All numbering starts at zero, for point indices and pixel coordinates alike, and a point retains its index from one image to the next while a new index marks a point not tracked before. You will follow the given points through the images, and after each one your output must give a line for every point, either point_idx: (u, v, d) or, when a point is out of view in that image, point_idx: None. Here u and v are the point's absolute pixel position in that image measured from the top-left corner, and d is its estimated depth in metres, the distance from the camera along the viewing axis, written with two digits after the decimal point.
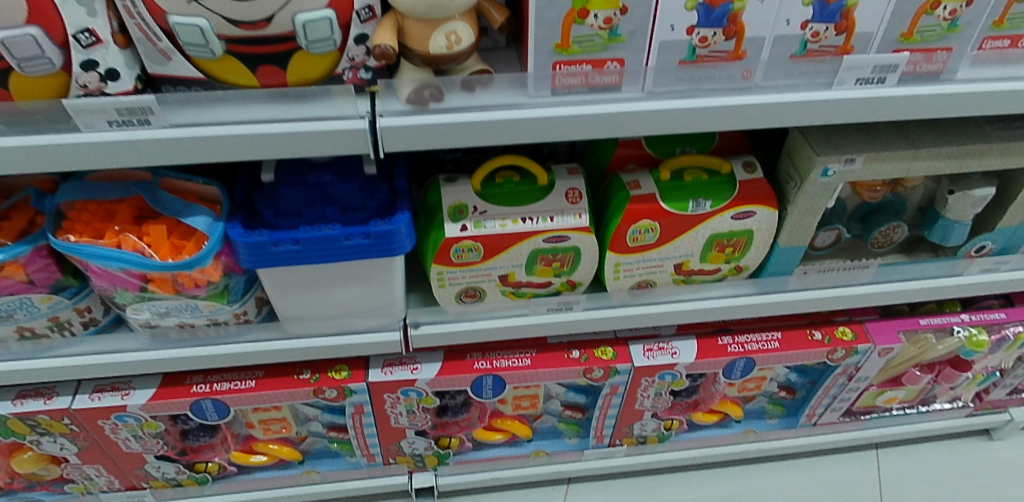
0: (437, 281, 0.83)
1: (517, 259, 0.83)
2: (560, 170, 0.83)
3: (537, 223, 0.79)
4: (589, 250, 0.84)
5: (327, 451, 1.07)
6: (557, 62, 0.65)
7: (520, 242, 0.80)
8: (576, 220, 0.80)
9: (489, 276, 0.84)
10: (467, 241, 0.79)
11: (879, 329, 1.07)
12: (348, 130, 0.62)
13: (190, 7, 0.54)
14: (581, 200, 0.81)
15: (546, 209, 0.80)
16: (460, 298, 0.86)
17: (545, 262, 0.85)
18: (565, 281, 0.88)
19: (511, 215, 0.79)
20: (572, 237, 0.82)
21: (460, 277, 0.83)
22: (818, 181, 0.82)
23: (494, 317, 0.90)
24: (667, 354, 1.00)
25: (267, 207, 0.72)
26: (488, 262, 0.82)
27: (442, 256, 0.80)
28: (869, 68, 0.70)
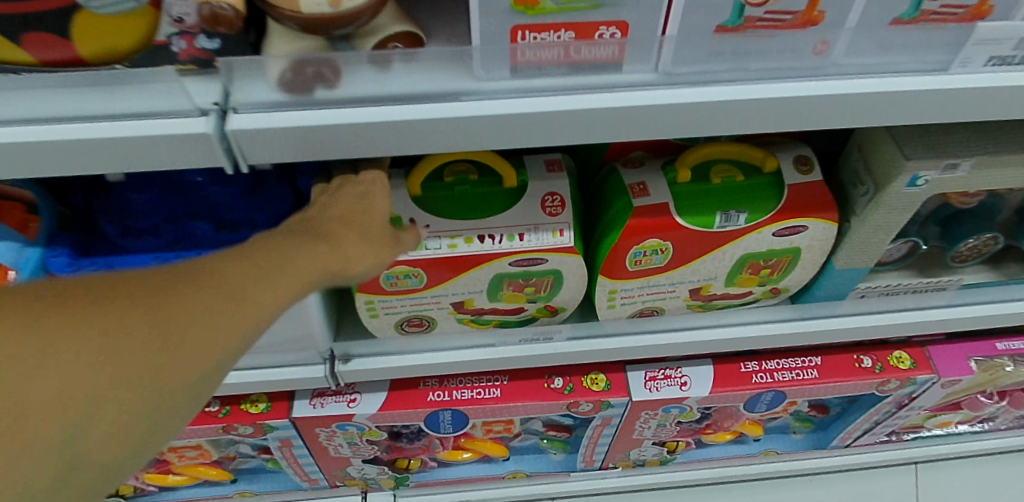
0: (366, 311, 0.62)
1: (475, 285, 0.61)
2: (537, 164, 0.60)
3: (500, 244, 0.57)
4: (575, 274, 0.62)
5: (262, 470, 0.90)
6: (516, 27, 0.41)
7: (478, 266, 0.58)
8: (556, 239, 0.58)
9: (440, 306, 0.63)
10: (403, 266, 0.57)
11: (946, 356, 0.85)
12: (183, 135, 0.40)
13: None
14: (564, 211, 0.58)
15: (513, 223, 0.57)
16: (403, 328, 0.65)
17: (515, 289, 0.63)
18: (543, 306, 0.67)
19: (463, 232, 0.57)
20: (550, 259, 0.59)
21: (399, 306, 0.62)
22: (901, 193, 0.58)
23: (448, 345, 0.69)
24: (674, 385, 0.80)
25: (110, 221, 0.51)
26: (435, 289, 0.60)
27: (368, 282, 0.58)
28: (1013, 43, 0.44)
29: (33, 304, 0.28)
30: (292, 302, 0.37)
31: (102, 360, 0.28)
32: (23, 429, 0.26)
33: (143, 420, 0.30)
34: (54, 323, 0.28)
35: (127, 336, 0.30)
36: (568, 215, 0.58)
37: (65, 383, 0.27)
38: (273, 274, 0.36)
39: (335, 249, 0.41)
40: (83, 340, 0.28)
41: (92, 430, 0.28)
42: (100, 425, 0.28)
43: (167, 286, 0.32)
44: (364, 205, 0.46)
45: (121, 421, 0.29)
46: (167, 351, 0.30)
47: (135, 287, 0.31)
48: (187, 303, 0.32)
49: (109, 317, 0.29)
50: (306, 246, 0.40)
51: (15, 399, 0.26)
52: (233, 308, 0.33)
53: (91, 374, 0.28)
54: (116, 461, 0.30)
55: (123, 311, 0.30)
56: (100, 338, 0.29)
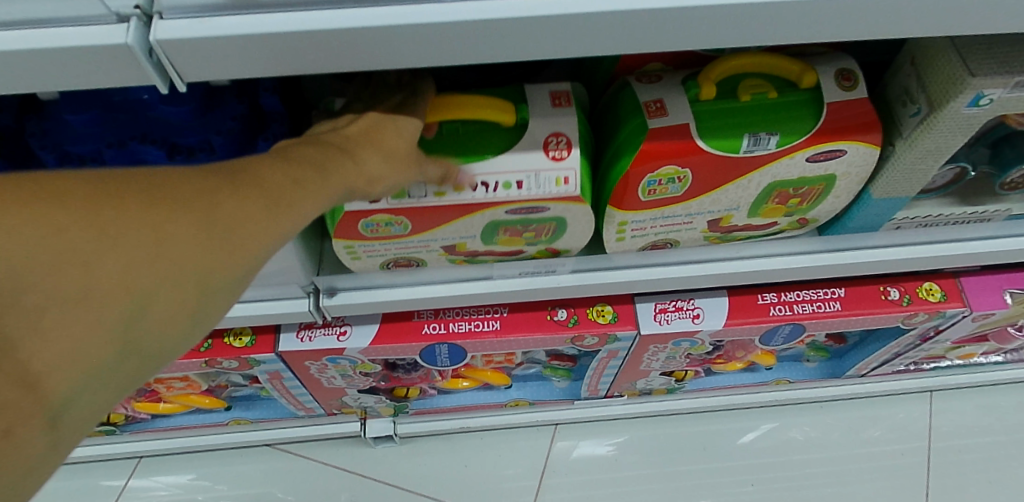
0: (349, 253, 0.56)
1: (467, 231, 0.55)
2: (541, 97, 0.51)
3: (495, 192, 0.50)
4: (580, 220, 0.55)
5: (256, 397, 0.88)
6: None
7: (470, 214, 0.52)
8: (560, 188, 0.50)
9: (430, 248, 0.57)
10: (384, 214, 0.51)
11: (980, 288, 0.79)
12: (99, 47, 0.33)
13: None
14: (568, 155, 0.49)
15: (510, 169, 0.49)
16: (390, 265, 0.60)
17: (513, 235, 0.57)
18: (544, 248, 0.61)
19: (449, 178, 0.49)
20: (554, 207, 0.53)
21: (386, 249, 0.56)
22: (960, 113, 0.50)
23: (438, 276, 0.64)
24: (685, 318, 0.75)
25: (45, 147, 0.45)
26: (423, 235, 0.54)
27: (347, 230, 0.53)
28: None
29: (91, 196, 0.30)
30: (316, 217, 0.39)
31: (157, 257, 0.31)
32: (96, 301, 0.29)
33: (180, 315, 0.32)
34: (110, 217, 0.30)
35: (173, 234, 0.31)
36: (574, 160, 0.49)
37: (127, 272, 0.30)
38: (304, 185, 0.38)
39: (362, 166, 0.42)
40: (138, 237, 0.30)
41: (142, 320, 0.30)
42: (151, 313, 0.31)
43: (206, 186, 0.34)
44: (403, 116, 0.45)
45: (169, 312, 0.31)
46: (208, 252, 0.32)
47: (178, 184, 0.33)
48: (226, 207, 0.33)
49: (161, 216, 0.31)
50: (338, 158, 0.41)
51: (77, 281, 0.28)
52: (268, 216, 0.35)
53: (139, 267, 0.30)
54: (164, 349, 0.33)
55: (170, 209, 0.32)
56: (161, 230, 0.31)
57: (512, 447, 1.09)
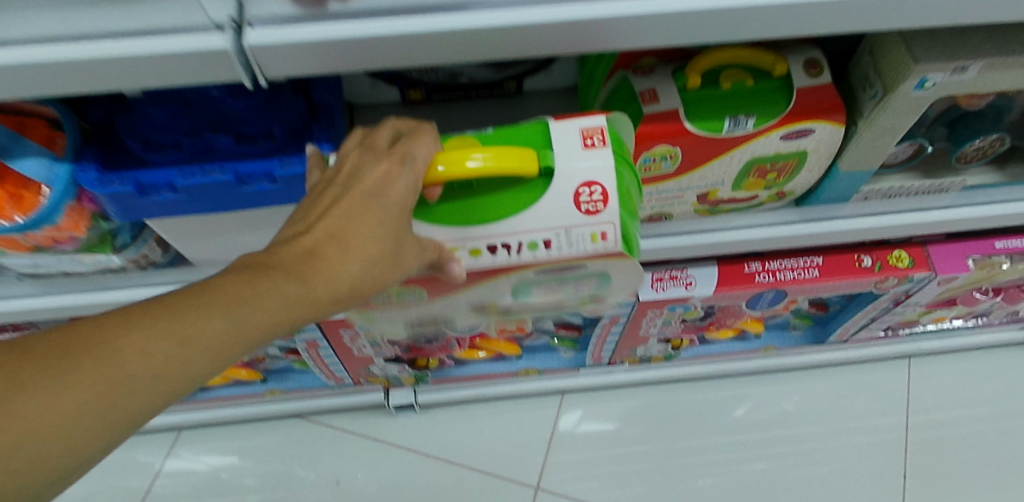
0: (368, 320, 0.71)
1: (499, 290, 0.60)
2: (570, 140, 0.50)
3: (520, 253, 0.52)
4: (628, 275, 0.59)
5: (289, 370, 0.97)
6: None
7: (494, 279, 0.57)
8: (597, 244, 0.51)
9: (456, 306, 0.66)
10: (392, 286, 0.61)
11: (944, 254, 0.86)
12: (202, 53, 0.41)
13: None
14: (604, 207, 0.50)
15: (538, 229, 0.51)
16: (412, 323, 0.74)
17: (549, 290, 0.63)
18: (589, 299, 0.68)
19: (478, 240, 0.51)
20: (592, 265, 0.55)
21: (403, 315, 0.69)
22: (909, 96, 0.58)
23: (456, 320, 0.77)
24: (679, 285, 0.84)
25: (132, 136, 0.53)
26: (454, 292, 0.61)
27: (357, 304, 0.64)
28: None
29: None
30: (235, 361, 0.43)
31: None
32: None
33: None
34: None
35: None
36: (609, 212, 0.50)
37: None
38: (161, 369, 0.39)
39: (277, 307, 0.42)
40: None
41: None
42: None
43: (81, 362, 0.38)
44: (368, 218, 0.44)
45: None
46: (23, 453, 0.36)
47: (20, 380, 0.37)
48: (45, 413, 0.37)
49: None
50: (233, 312, 0.41)
51: None
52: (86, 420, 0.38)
53: None
54: None
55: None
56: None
57: (522, 419, 1.17)
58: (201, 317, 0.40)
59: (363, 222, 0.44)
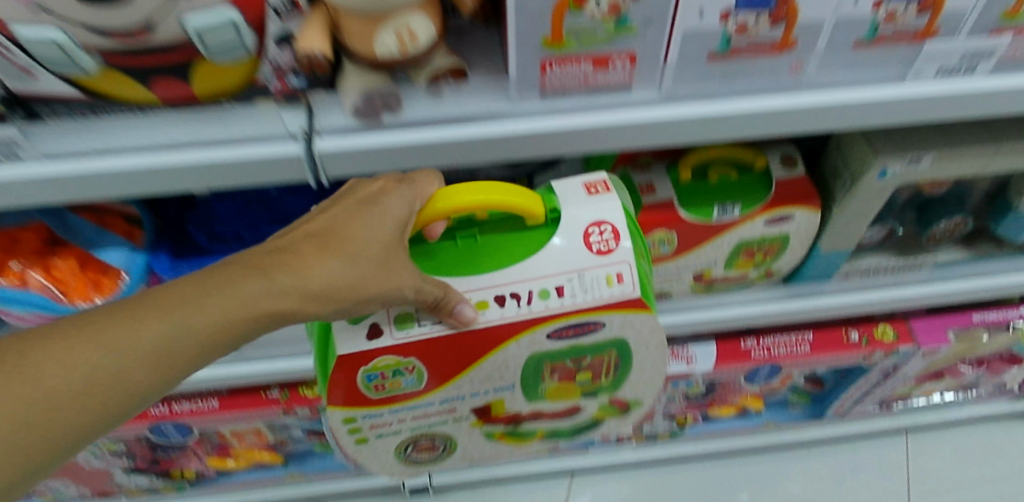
0: (355, 433, 0.59)
1: (511, 370, 0.56)
2: (575, 189, 0.55)
3: (531, 305, 0.52)
4: (647, 346, 0.57)
5: (309, 453, 1.00)
6: (547, 61, 0.51)
7: (505, 343, 0.53)
8: (613, 288, 0.52)
9: (464, 400, 0.58)
10: (389, 358, 0.52)
11: (926, 328, 0.93)
12: (281, 159, 0.50)
13: (36, 18, 0.39)
14: (616, 245, 0.52)
15: (552, 274, 0.52)
16: (407, 444, 0.63)
17: (565, 377, 0.59)
18: (606, 401, 0.64)
19: (491, 293, 0.52)
20: (610, 322, 0.53)
21: (397, 425, 0.59)
22: (874, 184, 0.67)
23: (457, 438, 0.66)
24: (680, 362, 0.90)
25: (200, 229, 0.61)
26: (462, 376, 0.55)
27: (347, 392, 0.54)
28: (957, 55, 0.58)
29: None
30: (189, 369, 0.46)
31: None
32: None
33: None
34: None
35: None
36: (621, 250, 0.52)
37: None
38: (110, 370, 0.43)
39: (235, 305, 0.45)
40: None
41: None
42: None
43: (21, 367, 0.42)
44: (349, 227, 0.48)
45: None
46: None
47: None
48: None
49: None
50: (181, 314, 0.44)
51: None
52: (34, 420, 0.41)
53: None
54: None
55: None
56: None
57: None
58: (137, 324, 0.43)
59: (342, 232, 0.48)
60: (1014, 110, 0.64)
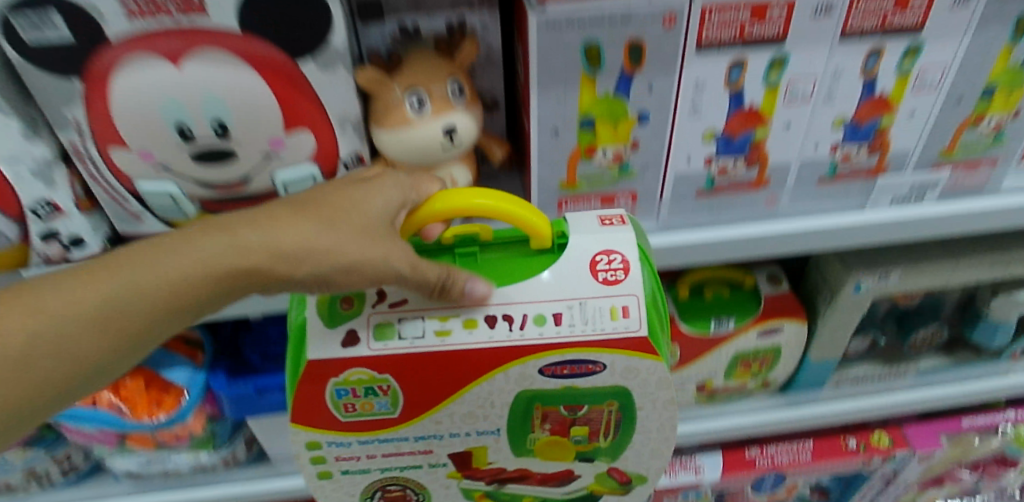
0: (318, 466, 0.55)
1: (498, 409, 0.52)
2: (590, 219, 0.51)
3: (524, 330, 0.49)
4: (652, 403, 0.54)
5: None
6: (562, 200, 0.62)
7: (492, 373, 0.50)
8: (616, 321, 0.49)
9: (442, 442, 0.55)
10: (360, 373, 0.49)
11: (919, 434, 0.97)
12: None
13: (159, 174, 0.50)
14: (625, 278, 0.49)
15: (549, 299, 0.49)
16: (375, 489, 0.58)
17: (559, 427, 0.55)
18: (601, 469, 0.60)
19: (482, 313, 0.49)
20: (610, 364, 0.50)
21: (364, 462, 0.55)
22: (851, 297, 0.76)
23: (432, 495, 0.60)
24: (688, 472, 0.94)
25: (254, 349, 0.70)
26: (439, 409, 0.52)
27: (314, 411, 0.51)
28: (906, 187, 0.69)
29: None
30: (143, 336, 0.44)
31: None
32: None
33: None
34: None
35: None
36: (629, 282, 0.49)
37: None
38: (91, 321, 0.42)
39: (207, 261, 0.43)
40: None
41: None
42: None
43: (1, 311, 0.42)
44: (335, 200, 0.45)
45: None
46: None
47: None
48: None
49: None
50: (156, 263, 0.43)
51: None
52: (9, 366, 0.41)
53: None
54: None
55: None
56: None
57: None
58: (86, 285, 0.42)
59: (329, 200, 0.45)
60: (964, 232, 0.74)
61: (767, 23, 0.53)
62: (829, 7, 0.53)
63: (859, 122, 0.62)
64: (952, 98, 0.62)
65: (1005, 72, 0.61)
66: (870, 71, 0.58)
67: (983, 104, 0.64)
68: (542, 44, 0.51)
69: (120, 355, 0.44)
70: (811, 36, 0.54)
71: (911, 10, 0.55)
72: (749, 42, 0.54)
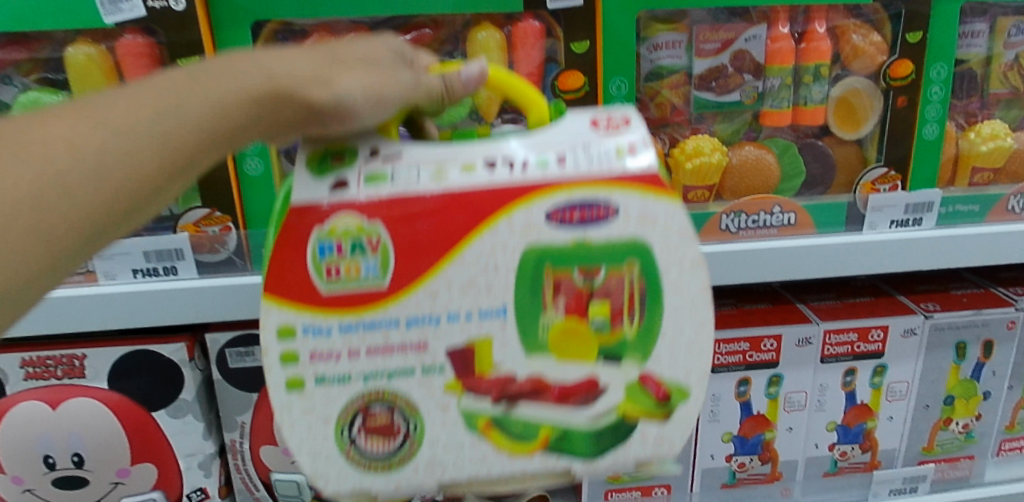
0: (289, 372, 0.38)
1: (500, 278, 0.37)
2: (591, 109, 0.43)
3: (524, 170, 0.37)
4: (678, 265, 0.38)
5: None
6: (608, 489, 0.75)
7: (493, 219, 0.36)
8: (622, 160, 0.38)
9: (440, 331, 0.37)
10: (352, 220, 0.36)
11: None
12: None
13: (292, 465, 0.62)
14: (628, 126, 0.39)
15: (546, 146, 0.38)
16: (353, 417, 0.38)
17: (575, 306, 0.38)
18: (640, 389, 0.39)
19: (471, 156, 0.38)
20: (624, 208, 0.37)
21: (346, 365, 0.38)
22: None
23: (428, 426, 0.39)
24: None
25: None
26: (435, 276, 0.37)
27: (293, 278, 0.36)
28: (900, 479, 0.79)
29: None
30: (182, 162, 0.37)
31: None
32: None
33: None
34: None
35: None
36: (635, 131, 0.39)
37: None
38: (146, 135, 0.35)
39: (253, 72, 0.37)
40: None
41: None
42: None
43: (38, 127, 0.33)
44: (353, 48, 0.41)
45: None
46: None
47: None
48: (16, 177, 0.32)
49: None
50: (214, 79, 0.37)
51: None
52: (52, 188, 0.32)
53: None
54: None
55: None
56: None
57: None
58: (127, 109, 0.35)
59: (346, 46, 0.41)
60: None
61: (764, 351, 0.70)
62: (809, 338, 0.70)
63: (849, 424, 0.76)
64: (922, 405, 0.76)
65: (959, 384, 0.76)
66: (849, 385, 0.74)
67: (948, 409, 0.77)
68: None
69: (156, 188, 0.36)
70: (798, 361, 0.71)
71: (873, 341, 0.72)
72: (752, 364, 0.71)
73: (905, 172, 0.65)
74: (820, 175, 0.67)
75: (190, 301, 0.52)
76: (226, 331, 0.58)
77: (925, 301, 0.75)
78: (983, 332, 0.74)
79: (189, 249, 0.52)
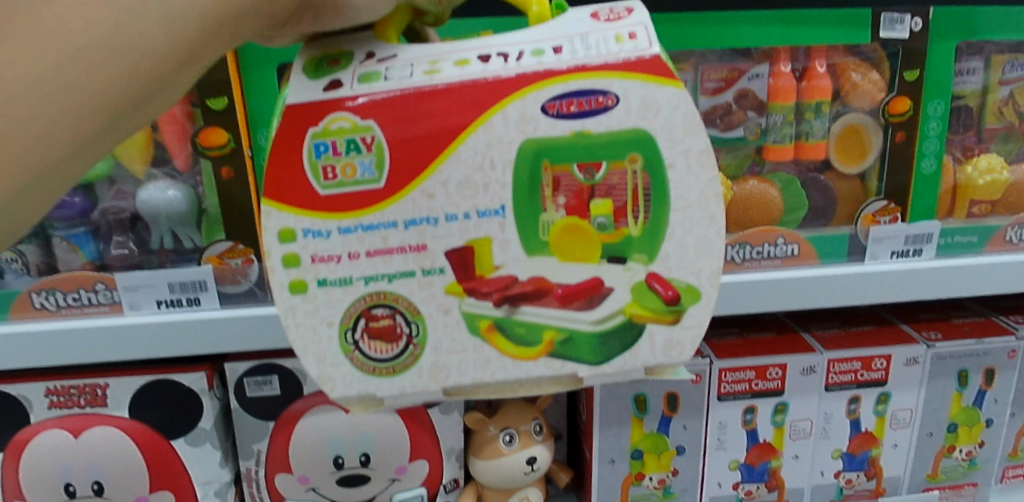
0: (291, 274, 0.36)
1: (500, 174, 0.35)
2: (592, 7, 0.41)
3: (519, 61, 0.35)
4: (685, 156, 0.35)
5: None
6: None
7: (488, 113, 0.35)
8: (622, 46, 0.36)
9: (439, 232, 0.36)
10: (344, 118, 0.35)
11: None
12: None
13: (306, 492, 0.63)
14: (630, 15, 0.37)
15: (542, 38, 0.37)
16: (354, 327, 0.37)
17: (577, 204, 0.36)
18: (650, 293, 0.37)
19: (465, 53, 0.37)
20: (624, 96, 0.35)
21: (346, 267, 0.36)
22: None
23: (431, 329, 0.37)
24: None
25: None
26: (431, 173, 0.35)
27: (291, 181, 0.35)
28: None
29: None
30: (187, 54, 0.33)
31: None
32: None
33: None
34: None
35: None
36: (638, 18, 0.37)
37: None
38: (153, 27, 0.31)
39: None
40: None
41: None
42: None
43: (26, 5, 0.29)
44: None
45: None
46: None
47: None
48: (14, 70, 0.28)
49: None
50: None
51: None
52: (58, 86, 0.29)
53: None
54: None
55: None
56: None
57: None
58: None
59: None
60: None
61: (769, 380, 0.72)
62: (814, 367, 0.72)
63: (853, 451, 0.76)
64: (925, 433, 0.77)
65: (961, 411, 0.77)
66: (853, 413, 0.75)
67: (951, 437, 0.78)
68: (603, 394, 0.70)
69: (170, 78, 0.33)
70: (804, 389, 0.72)
71: (876, 369, 0.73)
72: (757, 392, 0.72)
73: (904, 205, 0.67)
74: (822, 208, 0.68)
75: (208, 332, 0.53)
76: (245, 360, 0.60)
77: (926, 330, 0.77)
78: (984, 361, 0.75)
79: (212, 280, 0.54)
